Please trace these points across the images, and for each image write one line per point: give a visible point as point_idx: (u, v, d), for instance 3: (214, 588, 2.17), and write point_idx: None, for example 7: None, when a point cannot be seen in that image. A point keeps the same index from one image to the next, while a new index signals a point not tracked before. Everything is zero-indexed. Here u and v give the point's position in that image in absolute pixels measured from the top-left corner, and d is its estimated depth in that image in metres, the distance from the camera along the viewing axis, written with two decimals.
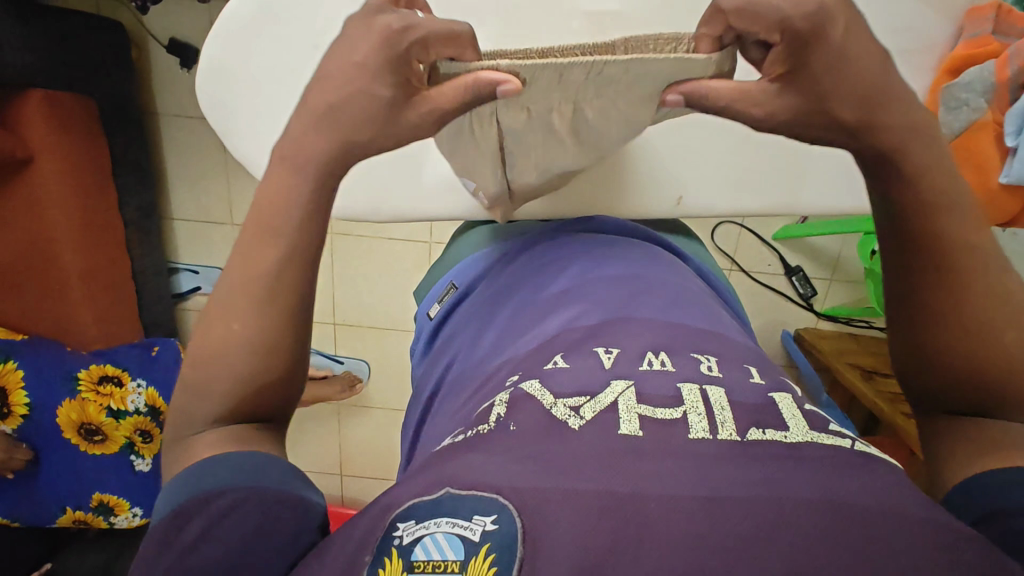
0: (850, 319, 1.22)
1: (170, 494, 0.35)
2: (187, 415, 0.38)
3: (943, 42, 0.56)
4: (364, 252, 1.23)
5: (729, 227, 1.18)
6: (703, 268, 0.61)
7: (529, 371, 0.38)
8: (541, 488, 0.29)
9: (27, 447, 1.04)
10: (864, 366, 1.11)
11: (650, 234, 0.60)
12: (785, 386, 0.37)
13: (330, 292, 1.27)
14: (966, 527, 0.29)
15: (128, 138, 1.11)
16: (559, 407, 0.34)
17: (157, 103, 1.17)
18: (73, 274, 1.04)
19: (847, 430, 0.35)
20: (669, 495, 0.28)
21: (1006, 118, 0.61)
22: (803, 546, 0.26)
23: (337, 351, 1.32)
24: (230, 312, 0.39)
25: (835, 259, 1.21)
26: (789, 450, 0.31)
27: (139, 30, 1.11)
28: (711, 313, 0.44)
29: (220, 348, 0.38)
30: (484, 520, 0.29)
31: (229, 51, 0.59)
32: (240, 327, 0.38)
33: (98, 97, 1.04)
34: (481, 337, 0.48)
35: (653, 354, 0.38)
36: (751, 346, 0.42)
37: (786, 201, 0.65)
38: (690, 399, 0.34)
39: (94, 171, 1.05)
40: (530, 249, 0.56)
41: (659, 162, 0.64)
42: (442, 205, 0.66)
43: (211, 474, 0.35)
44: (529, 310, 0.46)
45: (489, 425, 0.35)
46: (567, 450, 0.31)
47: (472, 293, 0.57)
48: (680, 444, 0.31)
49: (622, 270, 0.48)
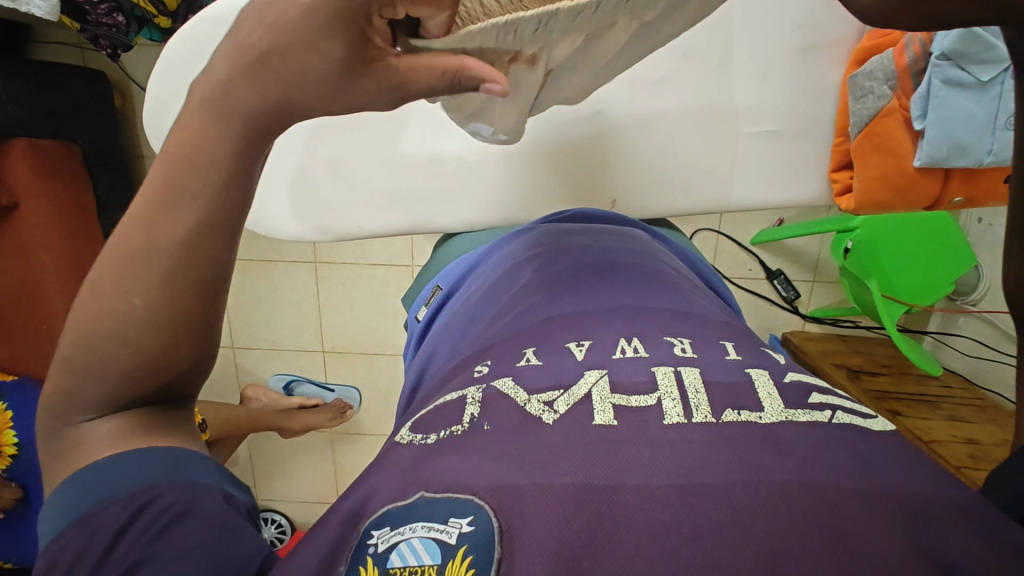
0: (834, 319, 1.24)
1: (57, 506, 0.31)
2: (78, 408, 0.32)
3: (851, 36, 0.65)
4: (349, 279, 1.25)
5: (707, 234, 1.20)
6: (684, 252, 0.63)
7: (487, 351, 0.41)
8: (517, 486, 0.28)
9: (17, 486, 1.01)
10: (847, 366, 1.11)
11: (630, 221, 0.63)
12: (765, 361, 0.37)
13: (317, 321, 1.29)
14: (947, 495, 0.27)
15: (113, 180, 1.12)
16: (532, 403, 0.33)
17: (140, 147, 1.19)
18: (60, 311, 1.04)
19: (828, 400, 0.33)
20: (643, 484, 0.27)
21: (911, 103, 0.62)
22: (775, 530, 0.24)
23: (327, 379, 1.34)
24: (122, 280, 0.30)
25: (816, 260, 1.22)
26: (763, 432, 0.30)
27: (121, 76, 1.15)
28: (668, 286, 0.46)
29: (108, 320, 0.30)
30: (460, 522, 0.27)
31: (164, 88, 0.65)
32: (142, 303, 0.30)
33: (82, 142, 1.06)
34: (456, 330, 0.50)
35: (626, 342, 0.37)
36: (726, 323, 0.42)
37: (714, 195, 0.72)
38: (665, 384, 0.33)
39: (79, 209, 1.05)
40: (508, 244, 0.58)
41: (604, 163, 0.71)
42: (393, 217, 0.74)
43: (112, 475, 0.31)
44: (496, 296, 0.49)
45: (462, 426, 0.33)
46: (539, 444, 0.30)
47: (455, 294, 0.58)
48: (654, 429, 0.30)
49: (591, 254, 0.51)
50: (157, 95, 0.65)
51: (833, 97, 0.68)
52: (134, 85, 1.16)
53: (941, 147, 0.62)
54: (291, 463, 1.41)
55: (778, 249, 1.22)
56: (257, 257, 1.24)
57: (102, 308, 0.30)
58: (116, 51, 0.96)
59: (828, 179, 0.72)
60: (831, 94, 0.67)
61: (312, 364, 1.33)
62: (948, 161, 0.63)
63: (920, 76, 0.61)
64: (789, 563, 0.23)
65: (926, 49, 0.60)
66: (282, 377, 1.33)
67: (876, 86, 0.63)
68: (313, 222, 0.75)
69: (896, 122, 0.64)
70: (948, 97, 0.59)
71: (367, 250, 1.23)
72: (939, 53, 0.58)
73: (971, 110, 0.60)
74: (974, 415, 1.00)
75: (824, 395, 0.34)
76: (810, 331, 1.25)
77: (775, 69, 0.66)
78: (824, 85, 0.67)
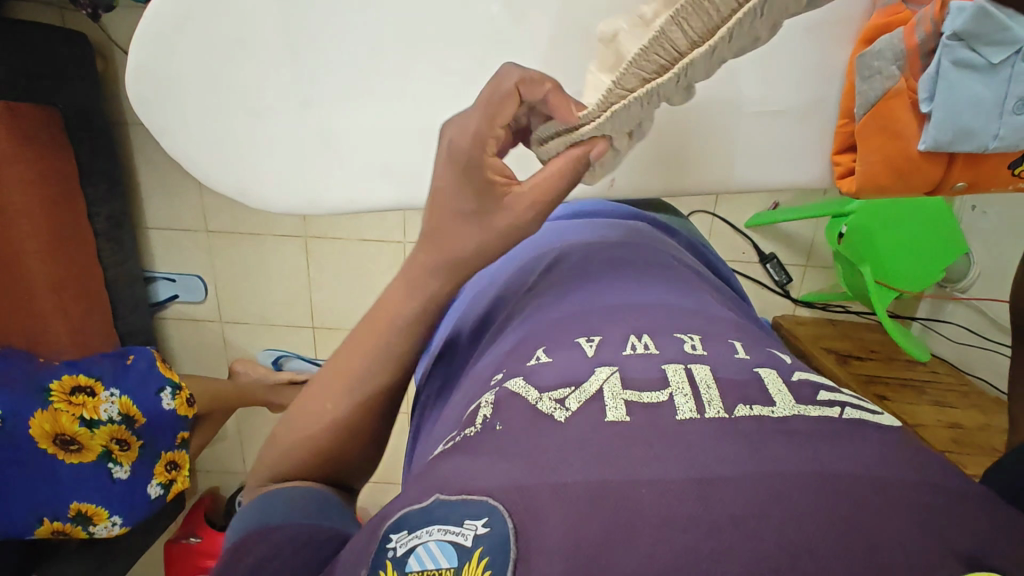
0: (825, 304, 1.25)
1: (242, 522, 0.41)
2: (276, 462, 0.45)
3: (859, 13, 0.63)
4: (339, 255, 1.23)
5: (702, 216, 1.20)
6: (691, 241, 0.62)
7: (498, 356, 0.40)
8: (531, 486, 0.27)
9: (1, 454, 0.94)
10: (837, 350, 1.12)
11: (638, 214, 0.61)
12: (772, 358, 0.36)
13: (308, 296, 1.27)
14: (963, 486, 0.26)
15: (95, 147, 1.09)
16: (544, 401, 0.32)
17: (123, 111, 1.15)
18: (41, 283, 1.02)
19: (838, 396, 0.32)
20: (659, 478, 0.26)
21: (919, 85, 0.63)
22: (796, 528, 0.24)
23: (317, 355, 1.33)
24: (329, 391, 0.44)
25: (809, 244, 1.23)
26: (779, 425, 0.29)
27: (103, 38, 1.11)
28: (674, 280, 0.45)
29: (315, 417, 0.44)
30: (475, 524, 0.27)
31: (147, 50, 0.60)
32: (333, 408, 0.43)
33: (63, 107, 1.02)
34: (466, 332, 0.49)
35: (636, 338, 0.36)
36: (737, 318, 0.42)
37: (716, 180, 0.72)
38: (676, 380, 0.32)
39: (59, 178, 1.02)
40: (515, 242, 0.57)
41: None
42: (387, 195, 0.74)
43: (267, 511, 0.40)
44: (506, 297, 0.48)
45: (476, 427, 0.33)
46: (552, 442, 0.29)
47: (464, 293, 0.57)
48: (665, 427, 0.29)
49: (600, 250, 0.49)
50: (140, 61, 0.61)
51: (839, 77, 0.66)
52: (116, 48, 1.11)
53: (946, 131, 0.63)
54: None
55: (772, 233, 1.22)
56: (241, 232, 1.23)
57: (315, 408, 0.44)
58: (97, 11, 0.92)
59: (829, 161, 0.72)
60: (838, 74, 0.66)
61: (301, 339, 1.31)
62: (953, 145, 0.64)
63: (929, 56, 0.62)
64: (807, 559, 0.23)
65: (937, 29, 0.59)
66: (271, 353, 1.32)
67: (884, 67, 0.62)
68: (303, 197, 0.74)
69: (902, 104, 0.65)
70: (957, 79, 0.60)
71: (358, 225, 1.21)
72: (951, 33, 0.58)
73: (979, 95, 0.60)
74: (958, 400, 1.02)
75: (832, 392, 0.33)
76: (801, 315, 1.26)
77: (781, 51, 0.64)
78: (832, 64, 0.65)
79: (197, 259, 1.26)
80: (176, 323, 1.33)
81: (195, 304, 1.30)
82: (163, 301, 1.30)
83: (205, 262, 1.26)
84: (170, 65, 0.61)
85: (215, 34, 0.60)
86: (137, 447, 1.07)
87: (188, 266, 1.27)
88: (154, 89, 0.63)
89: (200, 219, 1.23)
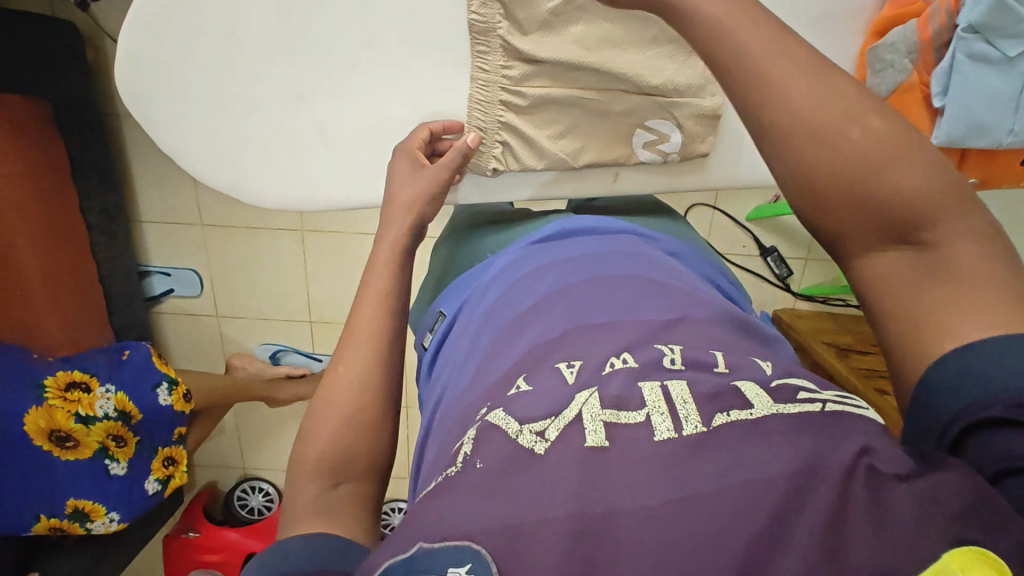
0: (826, 297, 1.24)
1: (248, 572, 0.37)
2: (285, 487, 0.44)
3: (872, 6, 0.62)
4: (339, 248, 1.22)
5: (702, 210, 1.19)
6: (672, 248, 0.58)
7: (489, 391, 0.37)
8: (514, 524, 0.27)
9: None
10: (839, 345, 1.11)
11: (628, 228, 0.58)
12: (750, 365, 0.35)
13: (305, 289, 1.26)
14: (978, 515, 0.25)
15: (87, 139, 1.07)
16: (524, 435, 0.31)
17: (115, 103, 1.14)
18: (35, 278, 1.01)
19: (814, 390, 0.32)
20: (637, 507, 0.26)
21: (932, 79, 0.61)
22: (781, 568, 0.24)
23: (314, 349, 1.32)
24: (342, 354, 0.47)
25: (810, 237, 1.21)
26: (755, 429, 0.28)
27: (94, 28, 1.09)
28: (663, 287, 0.44)
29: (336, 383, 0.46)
30: (459, 572, 0.27)
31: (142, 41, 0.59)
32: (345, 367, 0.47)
33: (52, 98, 1.00)
34: (460, 362, 0.46)
35: (615, 357, 0.36)
36: (727, 327, 0.41)
37: (709, 178, 0.71)
38: (651, 399, 0.31)
39: (47, 171, 1.00)
40: (504, 264, 0.55)
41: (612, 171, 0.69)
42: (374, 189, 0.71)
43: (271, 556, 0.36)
44: (496, 326, 0.45)
45: (456, 468, 0.31)
46: (538, 479, 0.28)
47: (458, 320, 0.54)
48: (646, 449, 0.29)
49: (588, 271, 0.47)
50: (130, 53, 0.60)
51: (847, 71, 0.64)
52: (107, 39, 1.10)
53: (960, 126, 0.61)
54: (279, 435, 1.40)
55: (773, 226, 1.21)
56: (235, 226, 1.22)
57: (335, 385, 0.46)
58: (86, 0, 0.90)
59: None
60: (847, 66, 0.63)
61: (298, 334, 1.30)
62: (966, 142, 0.62)
63: (942, 50, 0.60)
64: None
65: (952, 21, 0.59)
66: (268, 347, 1.32)
67: (897, 60, 0.61)
68: (300, 196, 0.70)
69: (916, 98, 0.63)
70: (971, 73, 0.59)
71: (355, 218, 1.19)
72: (966, 25, 0.58)
73: (996, 88, 0.59)
74: None
75: (813, 391, 0.32)
76: (801, 309, 1.26)
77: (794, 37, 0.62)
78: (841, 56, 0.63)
79: (192, 253, 1.25)
80: (172, 318, 1.32)
81: (191, 298, 1.29)
82: (158, 296, 1.29)
83: (200, 256, 1.25)
84: (159, 57, 0.60)
85: (209, 25, 0.59)
86: (134, 443, 1.07)
87: (183, 260, 1.26)
88: (143, 85, 0.62)
89: (195, 213, 1.22)
